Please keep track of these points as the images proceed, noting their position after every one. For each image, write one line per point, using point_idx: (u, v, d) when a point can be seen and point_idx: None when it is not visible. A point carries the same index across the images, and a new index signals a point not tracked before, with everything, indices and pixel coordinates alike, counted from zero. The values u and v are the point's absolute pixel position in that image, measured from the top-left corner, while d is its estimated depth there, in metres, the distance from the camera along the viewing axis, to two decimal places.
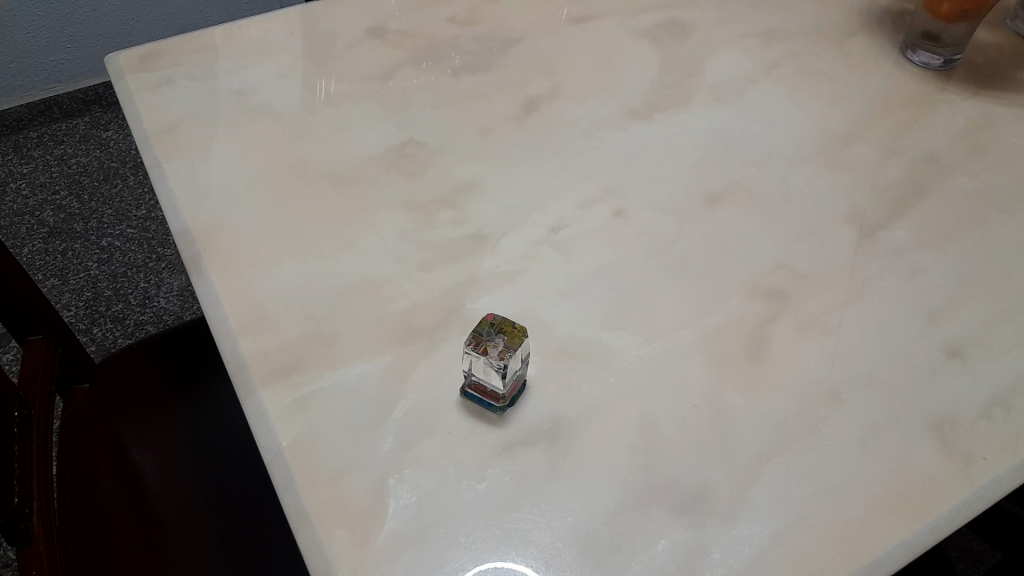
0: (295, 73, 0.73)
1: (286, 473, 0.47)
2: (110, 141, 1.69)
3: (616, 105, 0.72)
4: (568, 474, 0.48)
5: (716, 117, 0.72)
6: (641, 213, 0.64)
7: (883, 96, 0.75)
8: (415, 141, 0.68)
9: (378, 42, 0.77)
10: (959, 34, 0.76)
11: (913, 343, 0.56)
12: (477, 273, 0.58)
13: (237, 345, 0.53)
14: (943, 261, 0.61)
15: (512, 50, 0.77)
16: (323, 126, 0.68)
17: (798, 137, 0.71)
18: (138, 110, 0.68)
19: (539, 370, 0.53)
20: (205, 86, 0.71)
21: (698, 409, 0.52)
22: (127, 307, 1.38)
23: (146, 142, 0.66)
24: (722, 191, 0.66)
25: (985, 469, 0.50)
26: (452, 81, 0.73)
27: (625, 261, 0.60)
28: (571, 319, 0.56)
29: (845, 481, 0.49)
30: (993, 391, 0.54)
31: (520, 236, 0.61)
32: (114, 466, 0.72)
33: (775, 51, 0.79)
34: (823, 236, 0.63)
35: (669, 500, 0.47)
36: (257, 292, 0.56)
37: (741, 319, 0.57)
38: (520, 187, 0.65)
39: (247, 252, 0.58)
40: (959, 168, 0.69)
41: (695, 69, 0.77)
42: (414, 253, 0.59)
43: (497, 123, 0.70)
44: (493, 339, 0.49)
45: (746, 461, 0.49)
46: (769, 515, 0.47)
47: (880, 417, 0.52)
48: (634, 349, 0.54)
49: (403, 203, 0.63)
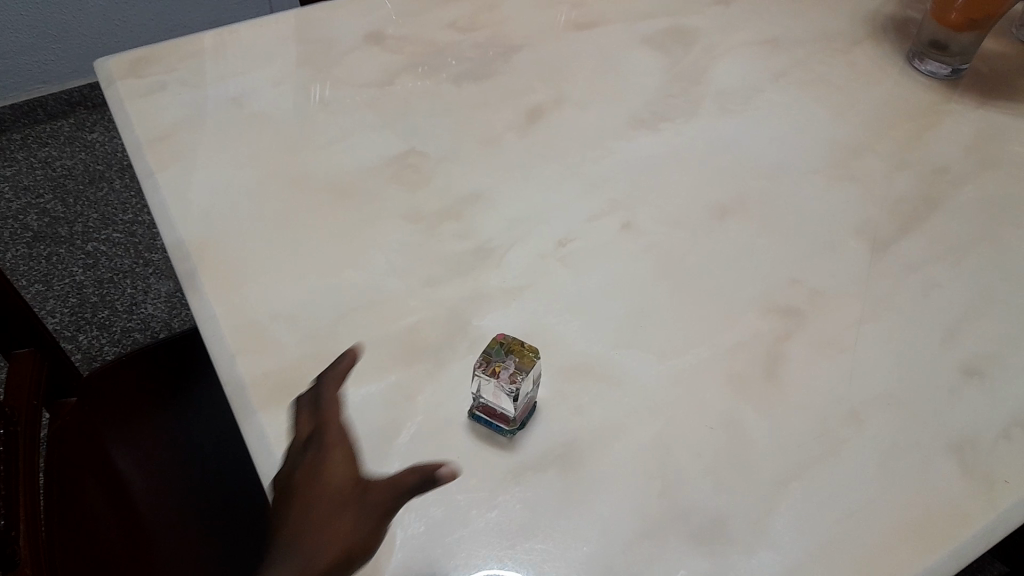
0: (291, 79, 0.71)
1: (278, 489, 0.43)
2: (96, 143, 1.66)
3: (620, 113, 0.71)
4: (582, 501, 0.46)
5: (723, 126, 0.71)
6: (651, 226, 0.62)
7: (891, 106, 0.74)
8: (416, 151, 0.66)
9: (376, 48, 0.75)
10: (967, 43, 0.75)
11: (931, 363, 0.55)
12: (484, 287, 0.56)
13: (235, 364, 0.51)
14: (957, 277, 0.60)
15: (513, 57, 0.75)
16: (321, 135, 0.66)
17: (806, 148, 0.69)
18: (129, 117, 0.66)
19: (549, 392, 0.51)
20: (199, 92, 0.69)
21: (714, 431, 0.50)
22: (114, 314, 1.35)
23: (137, 151, 0.64)
24: (731, 203, 0.64)
25: (1007, 492, 0.49)
26: (453, 88, 0.72)
27: (634, 277, 0.58)
28: (582, 336, 0.54)
29: (865, 507, 0.47)
30: (1013, 411, 0.53)
31: (527, 250, 0.59)
32: (103, 481, 0.70)
33: (782, 59, 0.78)
34: (835, 250, 0.61)
35: (688, 528, 0.46)
36: (255, 307, 0.54)
37: (755, 337, 0.55)
38: (525, 200, 0.63)
39: (244, 267, 0.56)
40: (969, 180, 0.68)
41: (701, 77, 0.75)
42: (418, 267, 0.57)
43: (500, 132, 0.68)
44: (503, 360, 0.47)
45: (763, 486, 0.48)
46: (790, 542, 0.45)
47: (900, 439, 0.50)
48: (646, 369, 0.53)
49: (405, 215, 0.61)
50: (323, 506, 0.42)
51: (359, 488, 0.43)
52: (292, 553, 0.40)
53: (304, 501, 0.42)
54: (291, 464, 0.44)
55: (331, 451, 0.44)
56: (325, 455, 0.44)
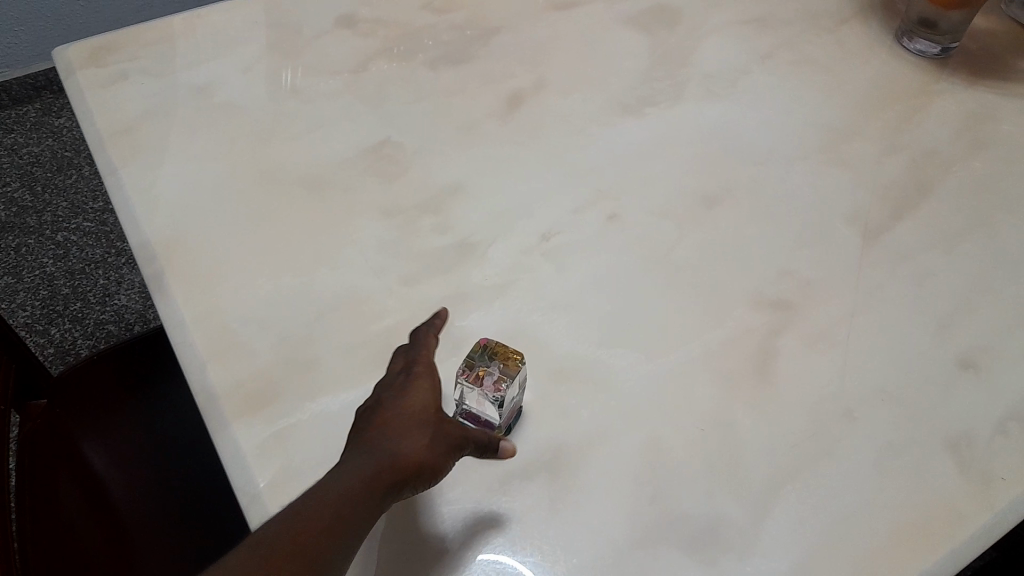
0: (260, 66, 0.68)
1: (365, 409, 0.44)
2: (64, 128, 1.61)
3: (604, 98, 0.69)
4: (571, 510, 0.45)
5: (710, 110, 0.69)
6: (637, 217, 0.60)
7: (881, 86, 0.72)
8: (392, 141, 0.63)
9: (349, 32, 0.72)
10: (958, 21, 0.73)
11: (926, 356, 0.53)
12: (465, 286, 0.54)
13: (206, 373, 0.49)
14: (950, 265, 0.59)
15: (492, 40, 0.72)
16: (293, 126, 0.64)
17: (794, 132, 0.67)
18: (90, 109, 0.63)
19: (535, 395, 0.49)
20: (164, 81, 0.66)
21: (706, 433, 0.49)
22: (86, 306, 1.32)
23: (99, 145, 0.61)
24: (719, 191, 0.63)
25: (1004, 490, 0.48)
26: (430, 74, 0.69)
27: (621, 272, 0.56)
28: (568, 336, 0.52)
29: (860, 509, 0.46)
30: (1008, 404, 0.52)
31: (510, 245, 0.57)
32: (80, 486, 0.68)
33: (768, 39, 0.75)
34: (826, 239, 0.60)
35: (680, 536, 0.44)
36: (227, 312, 0.52)
37: (746, 332, 0.54)
38: (507, 191, 0.61)
39: (214, 268, 0.54)
40: (961, 164, 0.66)
41: (686, 59, 0.73)
42: (396, 265, 0.55)
43: (480, 120, 0.66)
44: (486, 365, 0.46)
45: (756, 489, 0.46)
46: (784, 549, 0.44)
47: (896, 437, 0.49)
48: (635, 369, 0.51)
49: (382, 210, 0.58)
50: (401, 422, 0.42)
51: (438, 418, 0.43)
52: (363, 451, 0.41)
53: (387, 412, 0.42)
54: (380, 392, 0.45)
55: (418, 378, 0.44)
56: (413, 380, 0.44)
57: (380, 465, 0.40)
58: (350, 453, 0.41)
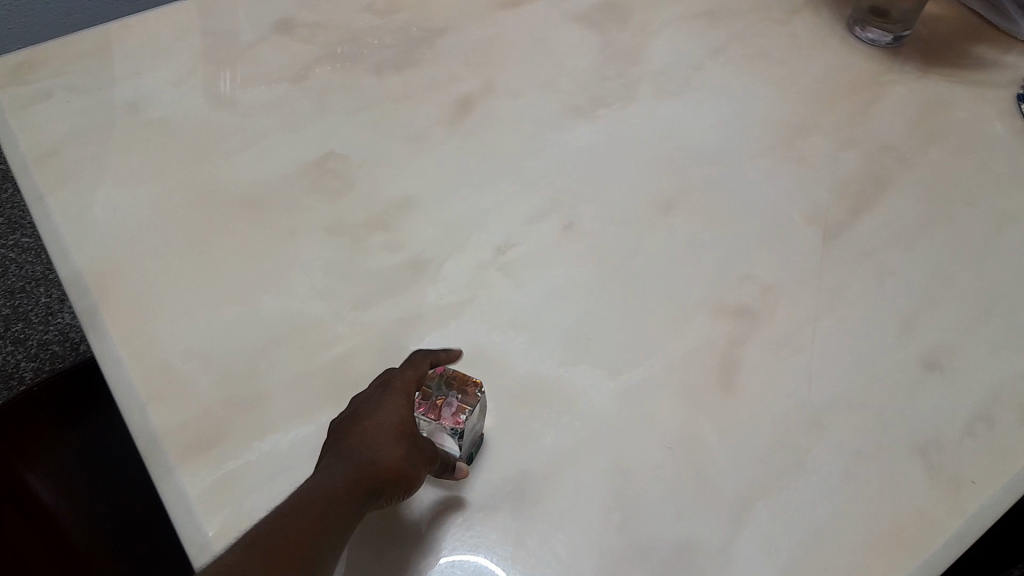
0: (193, 79, 0.64)
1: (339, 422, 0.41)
2: None
3: (555, 100, 0.67)
4: (538, 541, 0.43)
5: (664, 109, 0.67)
6: (595, 226, 0.58)
7: (834, 79, 0.71)
8: (337, 153, 0.61)
9: (287, 38, 0.69)
10: (908, 9, 0.73)
11: (891, 358, 0.53)
12: (419, 306, 0.52)
13: (146, 414, 0.46)
14: (911, 262, 0.58)
15: (438, 42, 0.70)
16: (231, 141, 0.61)
17: (750, 129, 0.66)
18: (11, 130, 0.59)
19: (496, 420, 0.47)
20: (91, 98, 0.62)
21: (672, 451, 0.47)
22: (28, 326, 1.21)
23: (23, 170, 0.57)
24: (677, 193, 0.61)
25: (974, 494, 0.47)
26: (374, 81, 0.66)
27: (580, 283, 0.55)
28: (529, 355, 0.50)
29: (833, 522, 0.45)
30: (974, 404, 0.51)
31: (465, 260, 0.55)
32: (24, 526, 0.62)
33: (720, 33, 0.74)
34: (787, 240, 0.59)
35: (651, 562, 0.43)
36: (167, 346, 0.49)
37: (710, 342, 0.52)
38: (460, 202, 0.59)
39: (151, 300, 0.51)
40: (917, 155, 0.65)
41: (638, 56, 0.71)
42: (346, 287, 0.53)
43: (428, 128, 0.63)
44: (444, 395, 0.44)
45: (726, 508, 0.45)
46: (758, 569, 0.43)
47: (864, 445, 0.48)
48: (599, 387, 0.49)
49: (330, 228, 0.56)
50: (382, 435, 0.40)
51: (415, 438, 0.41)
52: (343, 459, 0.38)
53: (366, 426, 0.40)
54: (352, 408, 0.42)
55: (397, 394, 0.42)
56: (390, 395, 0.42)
57: (359, 472, 0.38)
58: (325, 461, 0.39)
